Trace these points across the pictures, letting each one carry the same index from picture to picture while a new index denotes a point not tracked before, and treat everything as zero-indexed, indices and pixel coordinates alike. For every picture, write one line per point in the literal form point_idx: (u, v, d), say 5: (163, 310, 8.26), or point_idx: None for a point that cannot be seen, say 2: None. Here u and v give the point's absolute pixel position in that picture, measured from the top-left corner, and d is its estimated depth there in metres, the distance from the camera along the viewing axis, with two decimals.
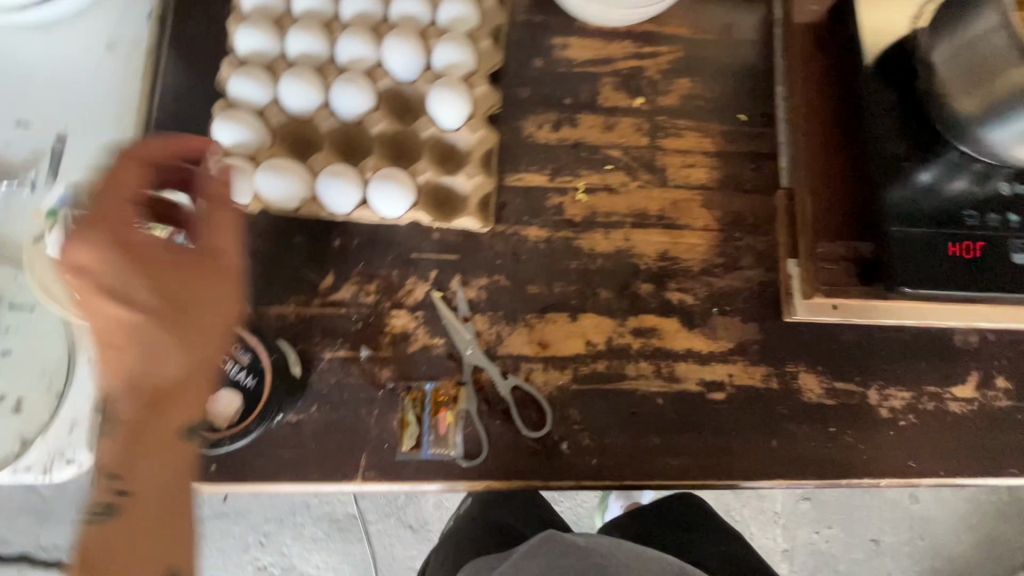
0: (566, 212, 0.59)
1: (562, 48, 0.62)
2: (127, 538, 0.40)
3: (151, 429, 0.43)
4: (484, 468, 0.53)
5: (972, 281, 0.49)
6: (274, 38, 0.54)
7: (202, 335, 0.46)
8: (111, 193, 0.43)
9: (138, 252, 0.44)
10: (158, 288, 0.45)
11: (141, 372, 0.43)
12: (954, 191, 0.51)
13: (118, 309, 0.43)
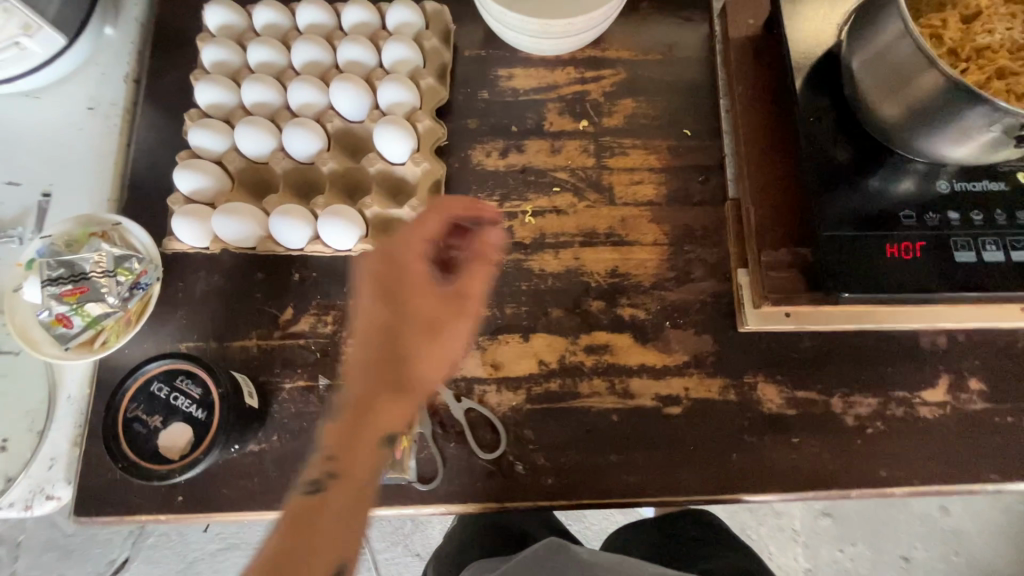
0: (515, 235, 0.61)
1: (507, 79, 0.65)
2: (297, 546, 0.42)
3: (359, 437, 0.46)
4: (441, 491, 0.54)
5: (914, 283, 0.47)
6: (231, 91, 0.58)
7: (438, 353, 0.48)
8: (414, 236, 0.50)
9: (409, 281, 0.49)
10: (432, 309, 0.49)
11: (388, 386, 0.47)
12: (893, 191, 0.50)
13: (373, 331, 0.49)
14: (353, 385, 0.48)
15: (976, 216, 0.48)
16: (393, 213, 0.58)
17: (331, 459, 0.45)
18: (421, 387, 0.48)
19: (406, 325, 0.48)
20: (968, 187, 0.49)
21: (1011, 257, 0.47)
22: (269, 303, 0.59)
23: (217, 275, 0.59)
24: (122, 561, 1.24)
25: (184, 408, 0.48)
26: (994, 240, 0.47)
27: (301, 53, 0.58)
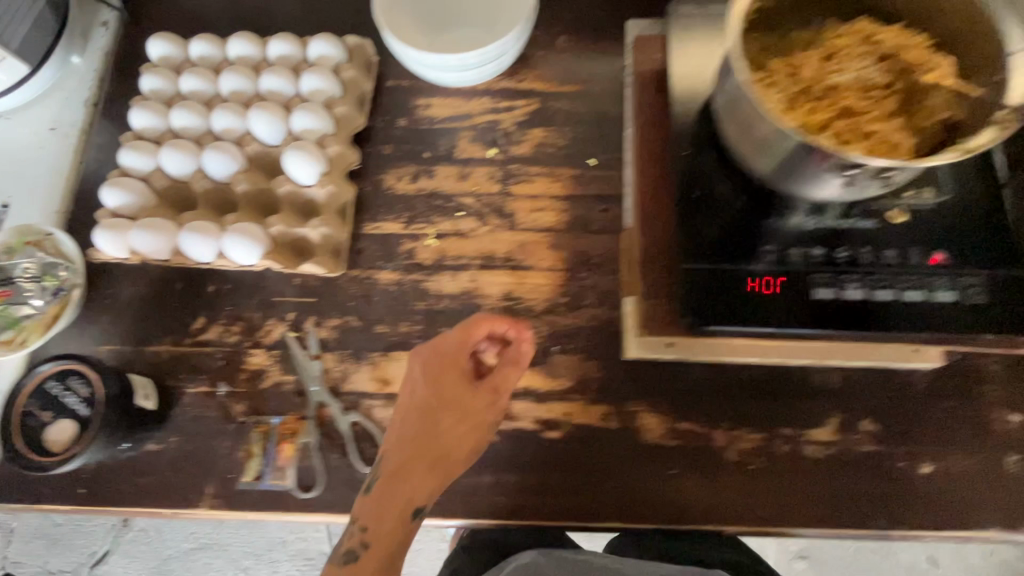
0: (417, 257, 0.63)
1: (424, 108, 0.68)
2: None
3: (388, 510, 0.51)
4: (319, 501, 0.57)
5: (772, 317, 0.47)
6: (161, 116, 0.64)
7: (470, 438, 0.53)
8: (458, 340, 0.54)
9: (468, 384, 0.54)
10: (470, 400, 0.54)
11: (420, 468, 0.52)
12: (761, 225, 0.50)
13: (417, 416, 0.53)
14: (389, 464, 0.52)
15: (839, 253, 0.48)
16: (297, 231, 0.61)
17: (364, 529, 0.50)
18: (448, 469, 0.53)
19: (450, 413, 0.54)
20: (831, 224, 0.49)
21: (872, 296, 0.47)
22: (183, 311, 0.63)
23: (140, 284, 0.64)
24: (103, 553, 1.28)
25: (71, 405, 0.53)
26: (857, 278, 0.47)
27: (225, 82, 0.63)
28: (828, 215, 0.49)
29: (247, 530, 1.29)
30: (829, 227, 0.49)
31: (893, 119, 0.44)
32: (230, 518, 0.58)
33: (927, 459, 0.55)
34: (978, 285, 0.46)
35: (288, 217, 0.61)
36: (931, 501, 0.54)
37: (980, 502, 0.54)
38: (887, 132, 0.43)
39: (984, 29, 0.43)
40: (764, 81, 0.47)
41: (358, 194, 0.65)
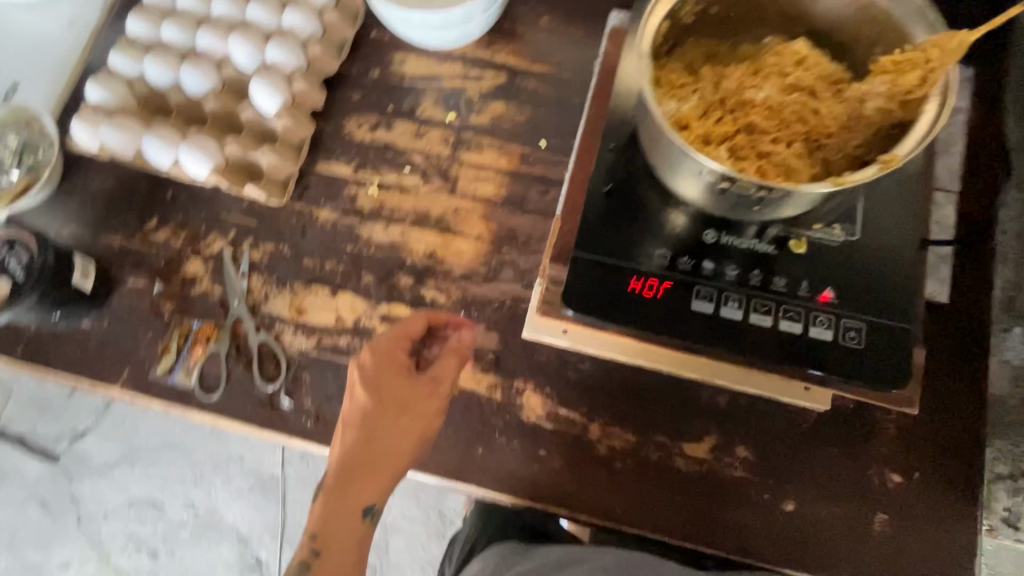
0: (357, 202, 0.66)
1: (399, 63, 0.70)
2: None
3: (338, 515, 0.53)
4: (215, 405, 0.61)
5: (650, 318, 0.52)
6: (155, 27, 0.68)
7: (412, 434, 0.54)
8: (397, 337, 0.55)
9: (407, 378, 0.54)
10: (410, 398, 0.54)
11: (365, 471, 0.54)
12: (663, 229, 0.54)
13: (359, 422, 0.54)
14: (335, 469, 0.54)
15: (730, 272, 0.52)
16: (250, 156, 0.65)
17: (315, 535, 0.52)
18: (393, 470, 0.54)
19: (392, 414, 0.54)
20: (733, 242, 0.52)
21: (748, 317, 0.51)
22: (140, 210, 0.68)
23: (107, 177, 0.69)
24: (82, 430, 1.30)
25: (11, 268, 0.61)
26: (739, 298, 0.51)
27: (216, 6, 0.67)
28: (725, 233, 0.52)
29: (211, 438, 1.28)
30: (722, 244, 0.52)
31: (798, 142, 0.44)
32: (138, 403, 0.63)
33: (792, 498, 0.54)
34: (852, 329, 0.50)
35: (244, 141, 0.65)
36: (788, 541, 0.53)
37: (834, 552, 0.53)
38: (786, 155, 0.44)
39: None
40: (690, 84, 0.47)
41: (318, 133, 0.68)
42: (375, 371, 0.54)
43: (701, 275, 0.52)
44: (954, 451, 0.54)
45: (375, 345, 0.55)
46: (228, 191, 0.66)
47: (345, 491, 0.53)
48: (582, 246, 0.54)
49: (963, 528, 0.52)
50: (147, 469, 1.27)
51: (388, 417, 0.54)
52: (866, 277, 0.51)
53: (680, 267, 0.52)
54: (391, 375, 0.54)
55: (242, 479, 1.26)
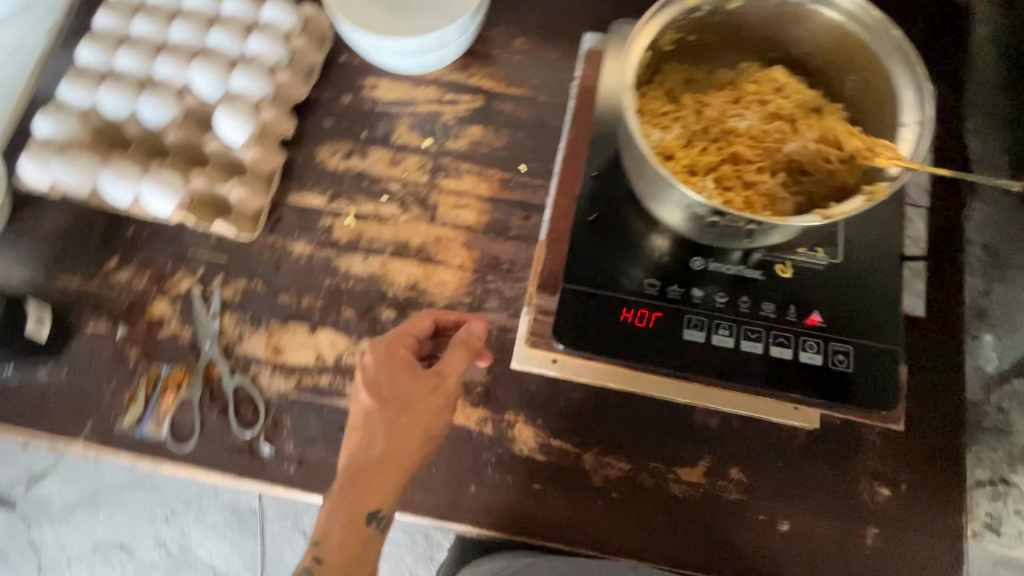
0: (333, 234, 0.63)
1: (372, 88, 0.68)
2: None
3: (345, 523, 0.49)
4: (189, 455, 0.57)
5: (643, 348, 0.52)
6: (109, 55, 0.65)
7: (418, 432, 0.51)
8: (401, 333, 0.53)
9: (411, 372, 0.52)
10: (414, 393, 0.51)
11: (371, 473, 0.50)
12: (651, 257, 0.54)
13: (363, 421, 0.51)
14: (342, 475, 0.51)
15: (719, 298, 0.52)
16: (217, 189, 0.62)
17: (319, 544, 0.49)
18: (400, 472, 0.51)
19: (395, 413, 0.51)
20: (720, 268, 0.53)
21: (739, 345, 0.51)
22: (98, 249, 0.64)
23: (61, 215, 0.65)
24: (40, 472, 1.21)
25: None
26: (729, 326, 0.52)
27: (175, 32, 0.64)
28: (711, 259, 0.53)
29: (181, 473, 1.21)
30: (709, 271, 0.53)
31: (780, 172, 0.46)
32: (104, 457, 0.59)
33: (786, 517, 0.54)
34: (841, 352, 0.51)
35: (211, 174, 0.62)
36: (784, 560, 0.53)
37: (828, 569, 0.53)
38: (771, 185, 0.45)
39: (886, 96, 0.45)
40: (673, 112, 0.48)
41: (289, 162, 0.66)
42: (378, 368, 0.52)
43: (691, 302, 0.53)
44: (937, 463, 0.55)
45: (376, 341, 0.53)
46: (195, 226, 0.63)
47: (347, 494, 0.50)
48: (573, 279, 0.55)
49: (949, 538, 0.53)
50: (113, 510, 1.20)
51: (391, 415, 0.51)
52: (850, 298, 0.52)
53: (670, 296, 0.53)
54: (392, 371, 0.52)
55: (217, 514, 1.20)
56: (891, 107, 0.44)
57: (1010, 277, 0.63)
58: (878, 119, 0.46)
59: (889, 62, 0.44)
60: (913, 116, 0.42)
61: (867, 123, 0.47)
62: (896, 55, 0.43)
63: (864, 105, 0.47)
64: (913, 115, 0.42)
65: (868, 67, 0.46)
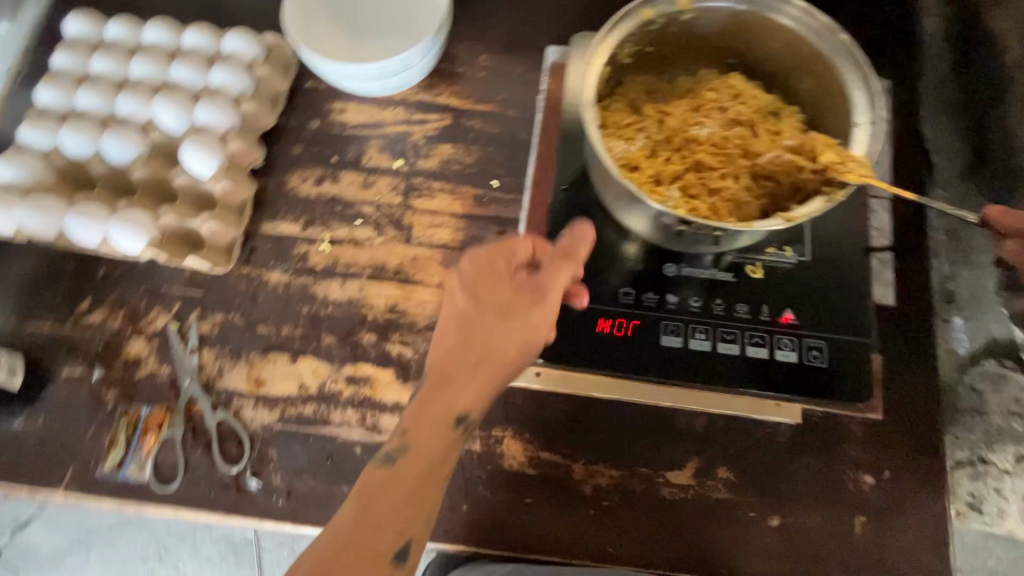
0: (309, 260, 0.63)
1: (339, 112, 0.68)
2: (384, 498, 0.41)
3: (433, 416, 0.44)
4: (175, 495, 0.56)
5: (625, 357, 0.55)
6: (69, 95, 0.64)
7: (518, 343, 0.45)
8: (500, 248, 0.47)
9: (511, 282, 0.46)
10: (512, 304, 0.46)
11: (464, 373, 0.45)
12: (627, 267, 0.57)
13: (456, 319, 0.46)
14: (433, 370, 0.46)
15: (693, 302, 0.56)
16: (188, 224, 0.62)
17: (405, 432, 0.44)
18: (490, 381, 0.45)
19: (494, 316, 0.45)
20: (693, 272, 0.56)
21: (716, 347, 0.54)
22: (69, 292, 0.63)
23: (32, 260, 0.64)
24: (26, 518, 1.17)
25: None
26: (705, 329, 0.55)
27: (135, 68, 0.64)
28: (683, 265, 0.57)
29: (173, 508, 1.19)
30: (681, 277, 0.56)
31: (744, 175, 0.47)
32: (87, 504, 0.58)
33: (777, 513, 0.54)
34: (812, 346, 0.54)
35: (180, 209, 0.62)
36: (779, 556, 0.53)
37: (820, 562, 0.53)
38: (734, 190, 0.46)
39: (840, 96, 0.46)
40: (635, 123, 0.50)
41: (260, 191, 0.65)
42: (479, 270, 0.47)
43: (668, 308, 0.56)
44: (919, 447, 0.56)
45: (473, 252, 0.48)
46: (167, 262, 0.62)
47: (435, 389, 0.45)
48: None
49: (937, 524, 0.54)
50: (104, 552, 1.17)
51: (488, 325, 0.45)
52: (818, 294, 0.56)
53: (647, 304, 0.56)
54: (492, 275, 0.46)
55: (212, 547, 1.18)
56: (846, 107, 0.45)
57: (972, 259, 0.65)
58: (833, 118, 0.47)
59: (839, 63, 0.45)
60: (865, 114, 0.43)
61: (825, 124, 0.48)
62: (846, 57, 0.45)
63: (820, 105, 0.49)
64: (866, 114, 0.43)
65: (820, 69, 0.47)
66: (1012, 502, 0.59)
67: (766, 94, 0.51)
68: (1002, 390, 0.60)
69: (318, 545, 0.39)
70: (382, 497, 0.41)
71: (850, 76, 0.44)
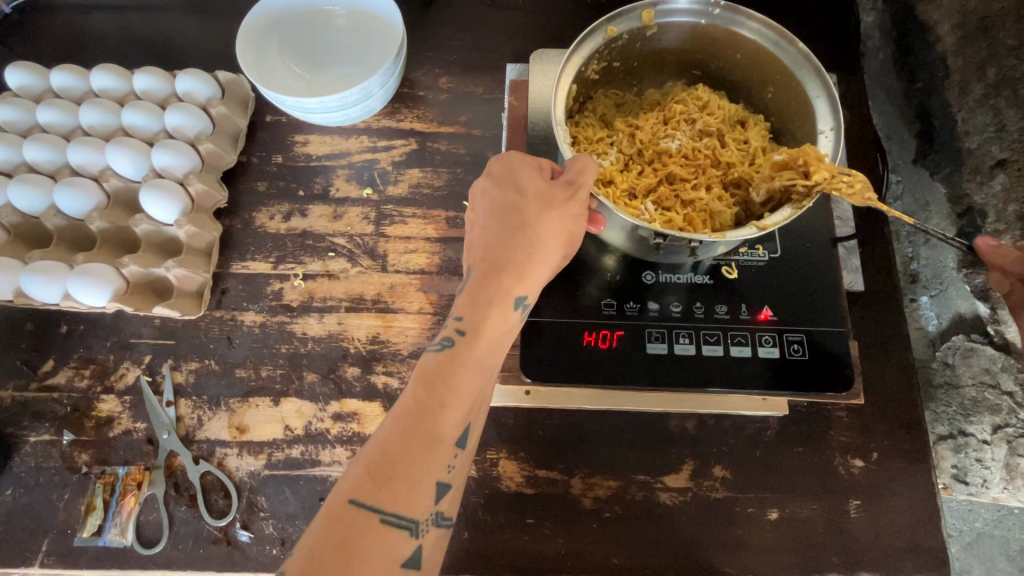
0: (284, 297, 0.62)
1: (302, 145, 0.67)
2: (452, 375, 0.40)
3: (485, 303, 0.43)
4: (161, 557, 0.54)
5: (612, 368, 0.55)
6: (17, 148, 0.62)
7: (564, 229, 0.46)
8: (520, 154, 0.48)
9: (539, 179, 0.47)
10: (549, 195, 0.46)
11: (515, 261, 0.44)
12: (607, 278, 0.58)
13: (498, 216, 0.46)
14: (478, 264, 0.45)
15: (674, 308, 0.57)
16: (152, 271, 0.60)
17: (460, 319, 0.43)
18: (540, 266, 0.45)
19: (536, 210, 0.45)
20: (672, 279, 0.58)
21: (701, 350, 0.55)
22: (31, 355, 0.60)
23: None
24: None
25: None
26: (688, 334, 0.56)
27: (85, 116, 0.62)
28: (661, 272, 0.58)
29: None
30: (660, 283, 0.58)
31: (716, 186, 0.49)
32: None
33: (775, 506, 0.55)
34: (794, 341, 0.55)
35: (143, 257, 0.60)
36: (783, 550, 0.54)
37: (823, 551, 0.54)
38: (707, 200, 0.48)
39: (802, 104, 0.48)
40: (606, 137, 0.51)
41: (227, 232, 0.64)
42: (508, 172, 0.47)
43: (650, 316, 0.57)
44: (902, 426, 0.57)
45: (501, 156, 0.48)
46: (135, 313, 0.60)
47: (486, 279, 0.44)
48: (541, 312, 0.57)
49: (930, 500, 0.55)
50: None
51: (528, 217, 0.45)
52: (793, 289, 0.57)
53: (628, 314, 0.57)
54: (523, 174, 0.47)
55: None
56: (811, 116, 0.47)
57: (931, 239, 0.65)
58: (797, 123, 0.49)
59: (800, 72, 0.46)
60: (827, 122, 0.45)
61: (790, 132, 0.50)
62: (805, 67, 0.46)
63: (782, 112, 0.51)
64: (827, 121, 0.45)
65: (782, 80, 0.49)
66: (997, 474, 0.57)
67: (735, 106, 0.52)
68: (972, 362, 0.60)
69: (384, 433, 0.38)
70: (447, 377, 0.40)
71: (812, 88, 0.45)
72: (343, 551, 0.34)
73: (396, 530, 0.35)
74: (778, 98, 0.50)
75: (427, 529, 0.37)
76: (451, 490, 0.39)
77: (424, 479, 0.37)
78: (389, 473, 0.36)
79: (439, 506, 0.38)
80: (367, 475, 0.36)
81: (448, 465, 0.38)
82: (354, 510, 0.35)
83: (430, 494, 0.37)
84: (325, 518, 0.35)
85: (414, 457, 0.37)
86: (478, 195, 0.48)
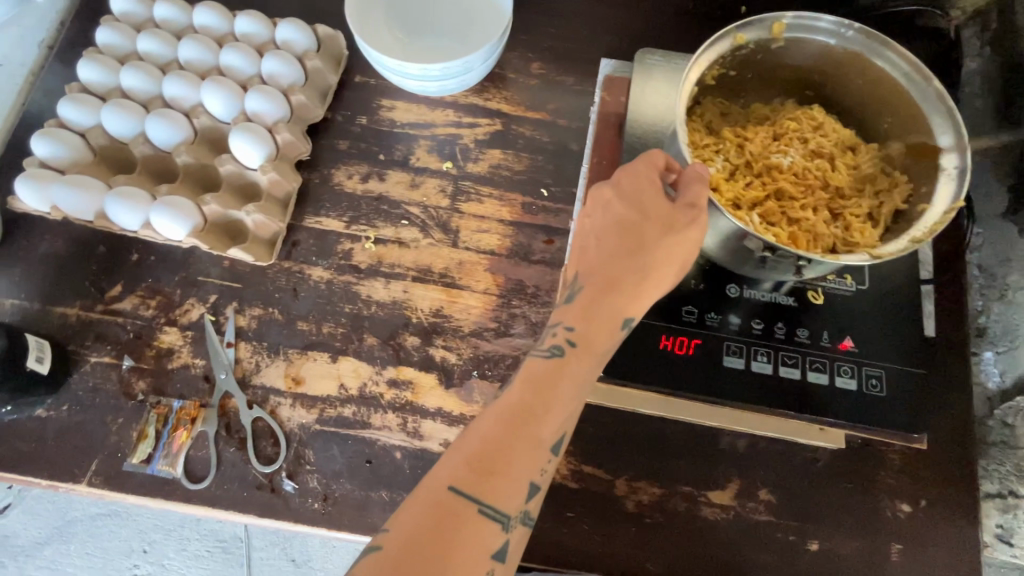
0: (353, 258, 0.62)
1: (387, 110, 0.67)
2: (557, 383, 0.40)
3: (598, 318, 0.44)
4: (206, 494, 0.54)
5: (686, 375, 0.56)
6: (113, 72, 0.63)
7: (679, 256, 0.46)
8: (644, 166, 0.48)
9: (660, 200, 0.47)
10: (668, 219, 0.46)
11: (629, 281, 0.45)
12: (688, 287, 0.58)
13: (616, 234, 0.46)
14: (590, 277, 0.45)
15: (754, 324, 0.57)
16: (231, 213, 0.60)
17: (571, 330, 0.43)
18: (652, 289, 0.45)
19: (654, 234, 0.46)
20: (754, 295, 0.58)
21: (778, 370, 0.56)
22: (99, 277, 0.61)
23: (59, 241, 0.62)
24: (2, 506, 1.06)
25: None
26: (767, 352, 0.56)
27: (184, 50, 0.62)
28: (745, 286, 0.58)
29: None
30: (743, 298, 0.58)
31: (823, 210, 0.49)
32: (111, 499, 0.56)
33: (816, 538, 0.54)
34: (874, 376, 0.56)
35: (225, 197, 0.60)
36: None
37: None
38: (813, 222, 0.48)
39: (922, 138, 0.47)
40: (714, 144, 0.51)
41: (305, 185, 0.64)
42: (631, 187, 0.48)
43: (729, 329, 0.57)
44: (953, 478, 0.56)
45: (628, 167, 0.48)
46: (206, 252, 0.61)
47: (598, 294, 0.44)
48: None
49: (973, 556, 0.54)
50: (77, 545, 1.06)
51: (645, 241, 0.46)
52: (875, 323, 0.57)
53: (708, 324, 0.57)
54: (645, 193, 0.47)
55: (199, 543, 1.07)
56: (932, 152, 0.46)
57: (1009, 295, 0.63)
58: (912, 156, 0.49)
59: (927, 107, 0.46)
60: (952, 159, 0.44)
61: (901, 164, 0.50)
62: (934, 103, 0.46)
63: (895, 142, 0.51)
64: (952, 159, 0.44)
65: (904, 111, 0.49)
66: None
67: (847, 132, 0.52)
68: None
69: (484, 426, 0.38)
70: (553, 384, 0.40)
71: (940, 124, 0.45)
72: (438, 535, 0.34)
73: (491, 523, 0.36)
74: (896, 131, 0.50)
75: (515, 526, 0.37)
76: (540, 491, 0.39)
77: (521, 477, 0.37)
78: (489, 467, 0.37)
79: (525, 505, 0.38)
80: (467, 465, 0.36)
81: (541, 467, 0.38)
82: (454, 497, 0.35)
83: (521, 492, 0.37)
84: (424, 501, 0.35)
85: (515, 456, 0.38)
86: (597, 205, 0.48)
